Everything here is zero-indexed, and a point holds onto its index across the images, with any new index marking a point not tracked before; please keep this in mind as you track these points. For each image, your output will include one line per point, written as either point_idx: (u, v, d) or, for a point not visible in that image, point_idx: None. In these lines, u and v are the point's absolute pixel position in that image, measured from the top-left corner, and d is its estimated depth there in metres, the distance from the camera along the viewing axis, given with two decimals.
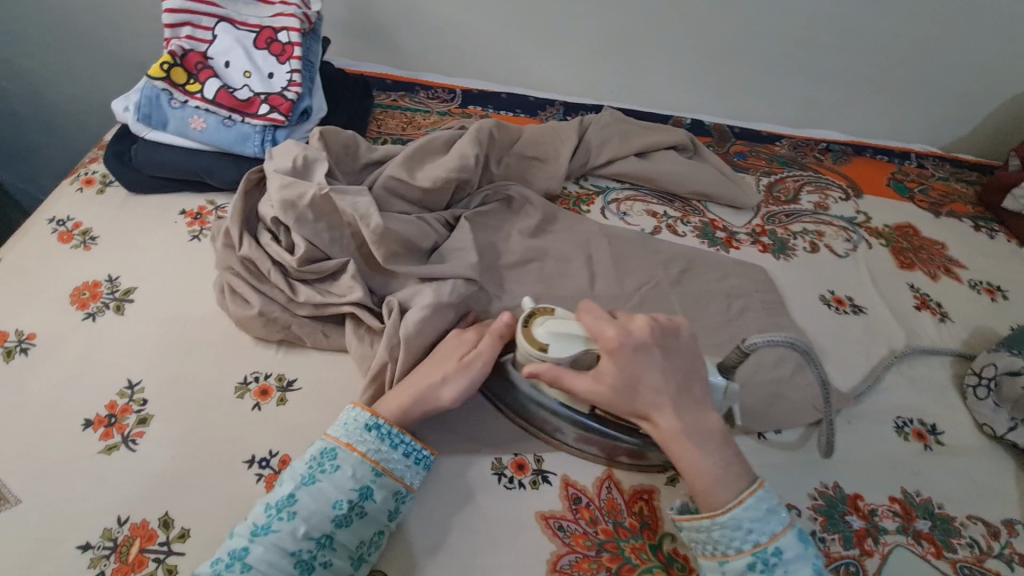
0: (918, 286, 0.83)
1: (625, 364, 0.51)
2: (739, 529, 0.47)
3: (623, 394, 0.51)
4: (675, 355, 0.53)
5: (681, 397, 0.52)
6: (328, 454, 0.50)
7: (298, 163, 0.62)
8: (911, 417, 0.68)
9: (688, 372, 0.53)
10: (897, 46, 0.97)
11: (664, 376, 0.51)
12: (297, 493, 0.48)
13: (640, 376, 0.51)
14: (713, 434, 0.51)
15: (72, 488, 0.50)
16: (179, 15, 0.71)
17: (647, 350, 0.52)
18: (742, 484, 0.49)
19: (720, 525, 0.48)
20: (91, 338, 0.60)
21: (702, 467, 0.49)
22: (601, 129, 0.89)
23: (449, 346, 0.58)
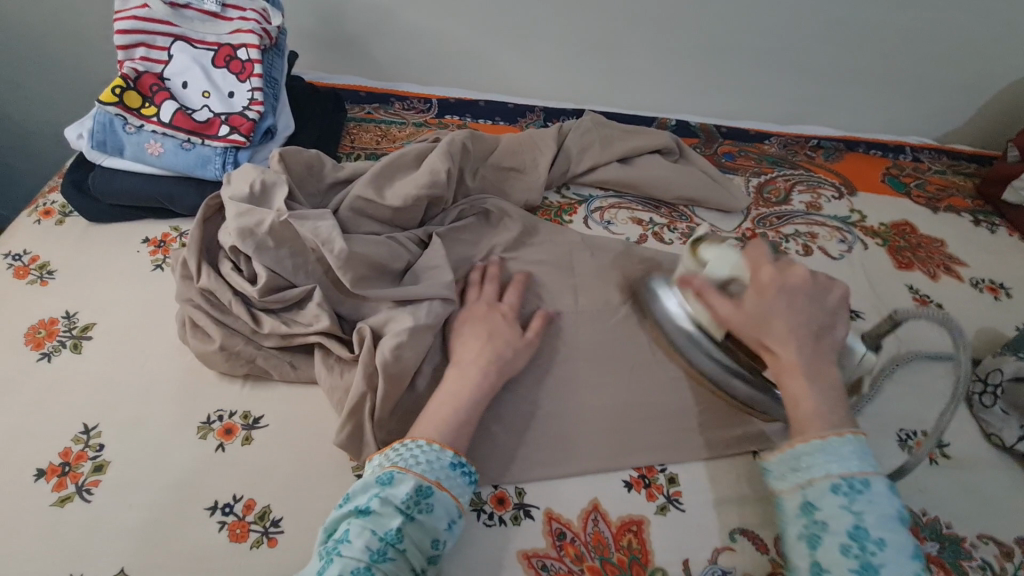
0: (917, 287, 0.80)
1: (766, 297, 0.54)
2: (835, 454, 0.47)
3: (752, 321, 0.54)
4: (817, 305, 0.54)
5: (805, 336, 0.52)
6: (423, 492, 0.46)
7: (256, 188, 0.59)
8: (914, 428, 0.64)
9: (825, 323, 0.54)
10: (887, 35, 0.93)
11: (799, 319, 0.53)
12: (405, 529, 0.44)
13: (778, 312, 0.53)
14: (826, 376, 0.51)
15: (24, 545, 0.48)
16: (132, 36, 0.67)
17: (794, 295, 0.54)
18: (845, 425, 0.48)
19: (821, 447, 0.47)
20: (47, 380, 0.57)
21: (808, 400, 0.50)
22: (581, 135, 0.85)
23: (499, 327, 0.60)
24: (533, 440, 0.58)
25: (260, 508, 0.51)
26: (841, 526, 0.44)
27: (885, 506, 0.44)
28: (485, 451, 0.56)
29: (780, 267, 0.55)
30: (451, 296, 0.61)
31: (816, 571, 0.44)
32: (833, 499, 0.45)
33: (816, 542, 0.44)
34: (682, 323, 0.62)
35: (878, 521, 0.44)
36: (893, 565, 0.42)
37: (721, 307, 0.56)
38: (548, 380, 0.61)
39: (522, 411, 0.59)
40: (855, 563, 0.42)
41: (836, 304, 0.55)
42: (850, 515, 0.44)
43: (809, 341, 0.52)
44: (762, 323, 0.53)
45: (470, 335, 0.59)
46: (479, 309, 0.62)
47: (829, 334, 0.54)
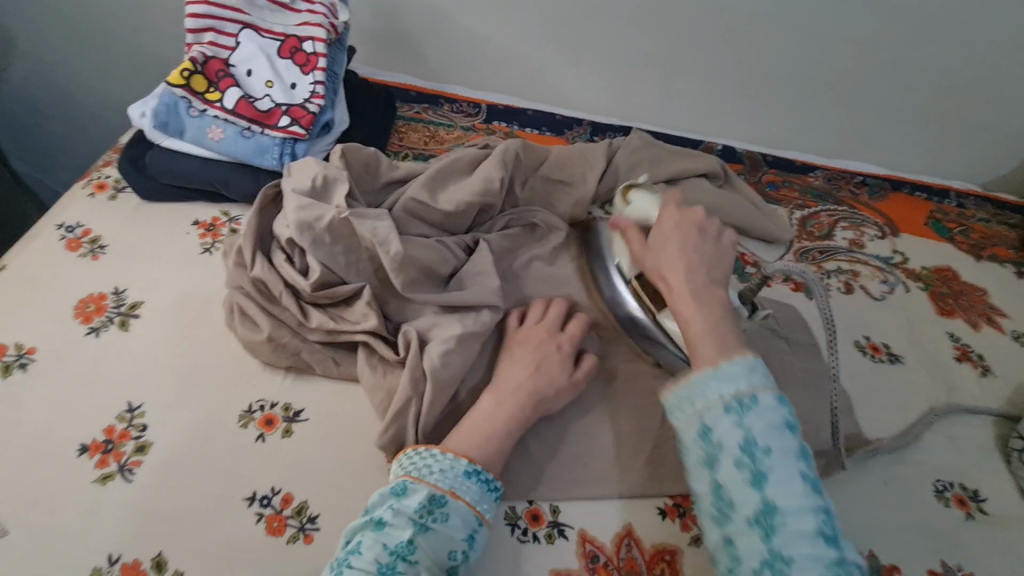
0: (958, 335, 0.79)
1: (665, 231, 0.59)
2: (723, 377, 0.47)
3: (651, 253, 0.59)
4: (711, 242, 0.58)
5: (698, 264, 0.56)
6: (436, 502, 0.46)
7: (317, 182, 0.59)
8: (951, 480, 0.64)
9: (717, 258, 0.57)
10: (947, 79, 0.91)
11: (693, 246, 0.57)
12: (416, 540, 0.44)
13: (671, 242, 0.58)
14: (717, 298, 0.54)
15: (65, 520, 0.48)
16: (203, 21, 0.69)
17: (689, 230, 0.59)
18: (734, 350, 0.48)
19: (712, 374, 0.47)
20: (94, 354, 0.57)
21: (693, 318, 0.52)
22: (629, 154, 0.85)
23: (550, 362, 0.58)
24: (571, 458, 0.57)
25: (297, 503, 0.50)
26: (733, 443, 0.44)
27: (775, 415, 0.44)
28: (523, 466, 0.56)
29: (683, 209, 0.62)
30: (498, 304, 0.61)
31: (717, 490, 0.44)
32: (724, 419, 0.45)
33: (715, 464, 0.45)
34: (607, 261, 0.69)
35: (767, 432, 0.44)
36: (781, 470, 0.43)
37: (632, 243, 0.61)
38: (587, 398, 0.61)
39: (560, 428, 0.59)
40: (747, 475, 0.43)
41: (730, 245, 0.59)
42: (740, 431, 0.44)
43: (700, 269, 0.55)
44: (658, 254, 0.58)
45: (517, 363, 0.58)
46: (539, 333, 0.61)
47: (722, 267, 0.57)
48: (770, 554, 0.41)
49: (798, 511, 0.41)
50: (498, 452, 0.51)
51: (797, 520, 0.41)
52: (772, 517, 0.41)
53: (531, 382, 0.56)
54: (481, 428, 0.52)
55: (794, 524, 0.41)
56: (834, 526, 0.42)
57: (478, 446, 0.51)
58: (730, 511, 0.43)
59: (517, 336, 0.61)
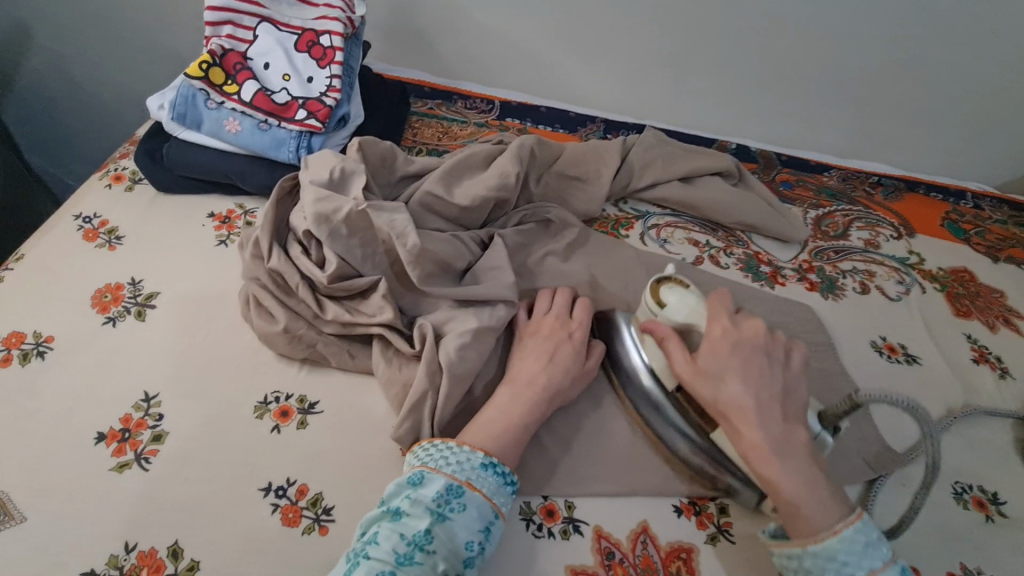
0: (976, 337, 0.78)
1: (721, 354, 0.53)
2: (832, 561, 0.45)
3: (707, 381, 0.52)
4: (775, 367, 0.53)
5: (768, 401, 0.50)
6: (453, 492, 0.46)
7: (335, 174, 0.59)
8: (970, 482, 0.63)
9: (788, 388, 0.52)
10: (964, 78, 0.90)
11: (761, 380, 0.52)
12: (434, 530, 0.44)
13: (732, 372, 0.52)
14: (797, 444, 0.49)
15: (83, 507, 0.48)
16: (221, 13, 0.69)
17: (749, 354, 0.53)
18: (838, 518, 0.46)
19: (818, 550, 0.45)
20: (110, 343, 0.58)
21: (786, 481, 0.47)
22: (644, 151, 0.84)
23: (562, 350, 0.58)
24: (585, 454, 0.57)
25: (313, 495, 0.50)
26: None
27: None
28: (537, 461, 0.56)
29: (735, 322, 0.55)
30: (513, 299, 0.61)
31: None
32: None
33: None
34: (631, 358, 0.60)
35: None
36: None
37: (678, 361, 0.54)
38: (601, 395, 0.61)
39: (575, 425, 0.59)
40: None
41: (798, 367, 0.54)
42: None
43: (774, 410, 0.50)
44: (719, 387, 0.51)
45: (530, 352, 0.58)
46: (548, 322, 0.61)
47: (793, 399, 0.52)
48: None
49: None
50: (514, 447, 0.51)
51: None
52: None
53: (545, 371, 0.56)
54: (497, 422, 0.52)
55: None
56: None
57: (495, 440, 0.51)
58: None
59: (526, 327, 0.61)
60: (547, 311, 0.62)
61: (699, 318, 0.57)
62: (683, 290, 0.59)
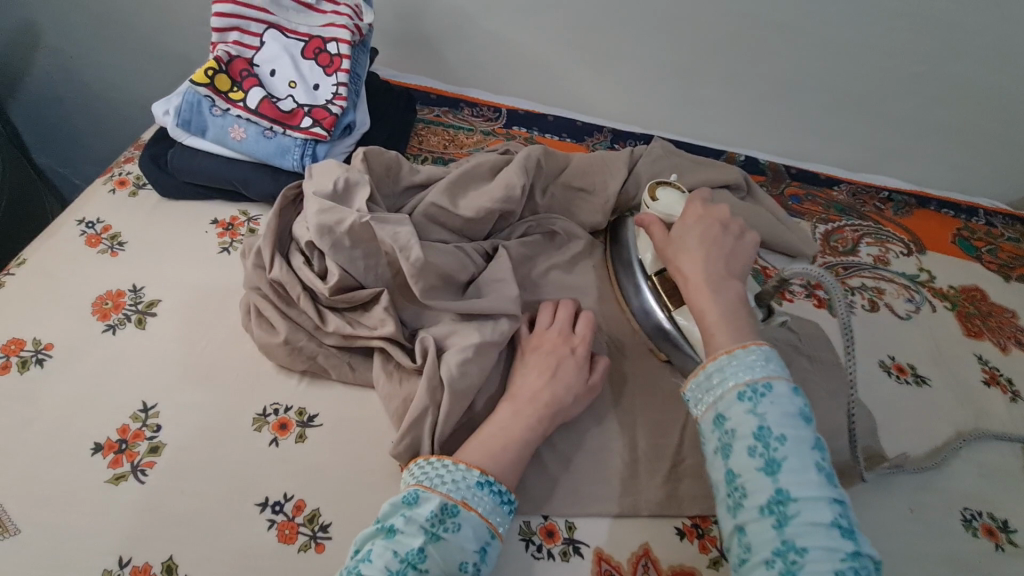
0: (987, 358, 0.76)
1: (686, 225, 0.59)
2: (738, 366, 0.48)
3: (670, 245, 0.59)
4: (732, 238, 0.58)
5: (715, 259, 0.56)
6: (448, 511, 0.45)
7: (338, 186, 0.58)
8: (980, 509, 0.62)
9: (737, 253, 0.57)
10: (978, 94, 0.89)
11: (715, 244, 0.57)
12: (427, 549, 0.43)
13: (691, 236, 0.58)
14: (734, 292, 0.54)
15: (77, 519, 0.47)
16: (228, 20, 0.69)
17: (710, 226, 0.59)
18: (748, 339, 0.49)
19: (726, 362, 0.48)
20: (110, 351, 0.57)
21: (711, 310, 0.53)
22: (651, 163, 0.83)
23: (565, 368, 0.57)
24: (586, 472, 0.56)
25: (309, 511, 0.50)
26: (747, 429, 0.45)
27: (789, 404, 0.45)
28: (538, 479, 0.55)
29: (707, 205, 0.61)
30: (517, 313, 0.60)
31: (730, 478, 0.44)
32: (738, 405, 0.46)
33: (728, 452, 0.45)
34: (631, 255, 0.70)
35: (781, 419, 0.44)
36: (796, 458, 0.43)
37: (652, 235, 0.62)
38: (604, 411, 0.60)
39: (576, 441, 0.58)
40: (760, 462, 0.43)
41: (750, 244, 0.58)
42: (754, 417, 0.45)
43: (719, 261, 0.56)
44: (677, 246, 0.58)
45: (533, 370, 0.57)
46: (552, 339, 0.60)
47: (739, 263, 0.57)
48: (781, 542, 0.40)
49: (810, 500, 0.41)
50: (514, 466, 0.50)
51: (810, 509, 0.41)
52: (784, 504, 0.41)
53: (548, 390, 0.55)
54: (498, 439, 0.51)
55: (806, 512, 0.40)
56: (849, 519, 0.41)
57: (495, 458, 0.50)
58: (743, 500, 0.43)
59: (529, 344, 0.60)
60: (551, 326, 0.61)
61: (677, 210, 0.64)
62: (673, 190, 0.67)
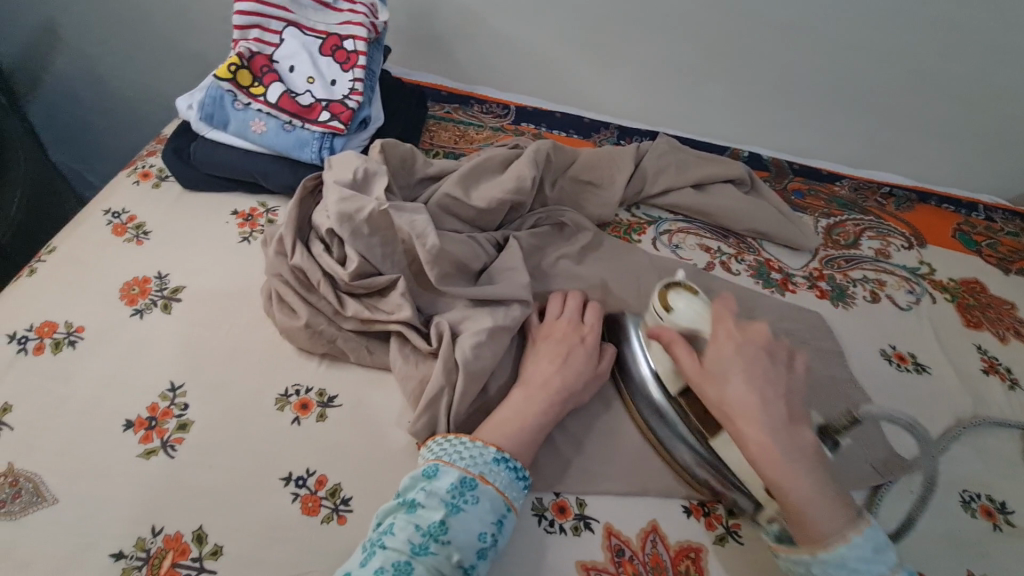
0: (986, 348, 0.78)
1: (725, 356, 0.53)
2: (843, 568, 0.44)
3: (713, 382, 0.52)
4: (779, 367, 0.54)
5: (774, 404, 0.50)
6: (467, 485, 0.47)
7: (358, 176, 0.61)
8: (978, 491, 0.63)
9: (790, 387, 0.53)
10: (978, 89, 0.91)
11: (768, 382, 0.52)
12: (448, 521, 0.45)
13: (737, 372, 0.52)
14: (802, 442, 0.49)
15: (111, 491, 0.50)
16: (250, 17, 0.72)
17: (755, 356, 0.53)
18: (846, 521, 0.46)
19: (828, 560, 0.45)
20: (139, 334, 0.60)
21: (794, 485, 0.47)
22: (657, 158, 0.86)
23: (574, 353, 0.59)
24: (596, 453, 0.58)
25: (331, 485, 0.52)
26: None
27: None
28: (549, 458, 0.57)
29: (739, 325, 0.56)
30: (528, 299, 0.62)
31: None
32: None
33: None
34: (640, 364, 0.61)
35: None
36: None
37: (683, 362, 0.54)
38: (612, 396, 0.62)
39: (586, 424, 0.60)
40: None
41: (801, 370, 0.54)
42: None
43: (778, 408, 0.50)
44: (727, 387, 0.51)
45: (544, 354, 0.59)
46: (561, 326, 0.62)
47: (796, 398, 0.52)
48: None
49: None
50: (528, 444, 0.52)
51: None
52: None
53: (559, 373, 0.57)
54: (511, 419, 0.53)
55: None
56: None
57: (509, 436, 0.52)
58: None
59: (540, 331, 0.62)
60: (561, 314, 0.64)
61: (703, 325, 0.59)
62: (690, 295, 0.61)
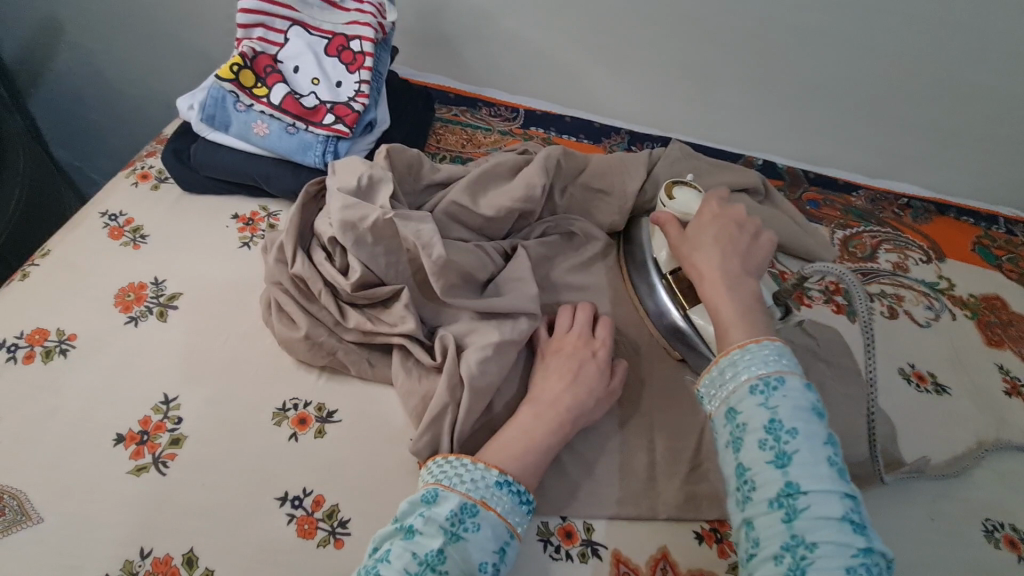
0: (1008, 367, 0.75)
1: (703, 225, 0.60)
2: (747, 357, 0.47)
3: (687, 243, 0.59)
4: (746, 237, 0.58)
5: (732, 258, 0.56)
6: (467, 511, 0.45)
7: (363, 182, 0.59)
8: (1002, 520, 0.61)
9: (754, 253, 0.57)
10: (1003, 100, 0.88)
11: (733, 245, 0.57)
12: (447, 549, 0.43)
13: (708, 234, 0.58)
14: (749, 290, 0.54)
15: (99, 510, 0.48)
16: (254, 16, 0.70)
17: (727, 227, 0.59)
18: (761, 336, 0.49)
19: (739, 356, 0.47)
20: (133, 341, 0.58)
21: (727, 306, 0.52)
22: (669, 165, 0.82)
23: (585, 369, 0.57)
24: (603, 474, 0.56)
25: (329, 506, 0.50)
26: (759, 423, 0.43)
27: (800, 399, 0.44)
28: (555, 479, 0.55)
29: (723, 207, 0.62)
30: (536, 312, 0.60)
31: (740, 471, 0.43)
32: (750, 399, 0.45)
33: (739, 445, 0.44)
34: (644, 253, 0.70)
35: (793, 413, 0.43)
36: (806, 452, 0.42)
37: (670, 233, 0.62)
38: (622, 413, 0.60)
39: (594, 442, 0.58)
40: (771, 454, 0.42)
41: (767, 245, 0.59)
42: (766, 411, 0.44)
43: (735, 260, 0.56)
44: (694, 244, 0.58)
45: (553, 370, 0.57)
46: (571, 339, 0.60)
47: (755, 263, 0.57)
48: (790, 534, 0.39)
49: (822, 494, 0.40)
50: (534, 465, 0.50)
51: (820, 502, 0.40)
52: (793, 496, 0.40)
53: (567, 391, 0.54)
54: (516, 437, 0.51)
55: (816, 506, 0.39)
56: (861, 514, 0.40)
57: (514, 457, 0.49)
58: (752, 492, 0.42)
59: (548, 345, 0.60)
60: (571, 327, 0.61)
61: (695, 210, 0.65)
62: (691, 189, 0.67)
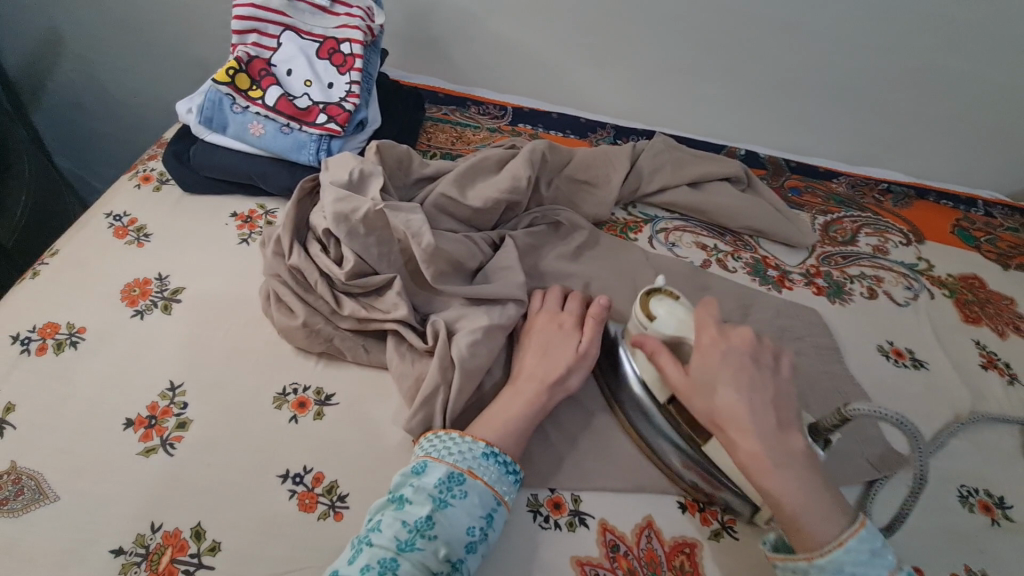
0: (984, 343, 0.78)
1: (711, 364, 0.52)
2: (840, 574, 0.44)
3: (703, 394, 0.51)
4: (767, 374, 0.52)
5: (764, 411, 0.49)
6: (455, 480, 0.48)
7: (354, 176, 0.62)
8: (977, 486, 0.63)
9: (781, 393, 0.51)
10: (976, 84, 0.90)
11: (755, 390, 0.50)
12: (435, 516, 0.46)
13: (725, 381, 0.50)
14: (795, 448, 0.48)
15: (112, 488, 0.50)
16: (248, 22, 0.73)
17: (741, 361, 0.52)
18: (843, 527, 0.45)
19: (832, 575, 0.44)
20: (139, 334, 0.60)
21: (790, 494, 0.46)
22: (653, 156, 0.86)
23: (555, 341, 0.59)
24: (590, 449, 0.58)
25: (328, 482, 0.52)
26: None
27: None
28: (544, 454, 0.57)
29: (722, 329, 0.54)
30: (523, 298, 0.63)
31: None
32: None
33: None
34: (626, 368, 0.60)
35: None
36: None
37: (669, 372, 0.53)
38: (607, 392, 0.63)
39: (581, 421, 0.60)
40: None
41: (787, 369, 0.53)
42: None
43: (768, 413, 0.49)
44: (713, 397, 0.50)
45: (534, 346, 0.59)
46: (543, 317, 0.62)
47: (785, 402, 0.51)
48: None
49: None
50: (521, 440, 0.53)
51: None
52: None
53: (548, 366, 0.57)
54: (504, 414, 0.54)
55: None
56: None
57: (502, 432, 0.52)
58: None
59: (526, 325, 0.63)
60: (543, 304, 0.64)
61: (684, 330, 0.56)
62: (670, 300, 0.58)
